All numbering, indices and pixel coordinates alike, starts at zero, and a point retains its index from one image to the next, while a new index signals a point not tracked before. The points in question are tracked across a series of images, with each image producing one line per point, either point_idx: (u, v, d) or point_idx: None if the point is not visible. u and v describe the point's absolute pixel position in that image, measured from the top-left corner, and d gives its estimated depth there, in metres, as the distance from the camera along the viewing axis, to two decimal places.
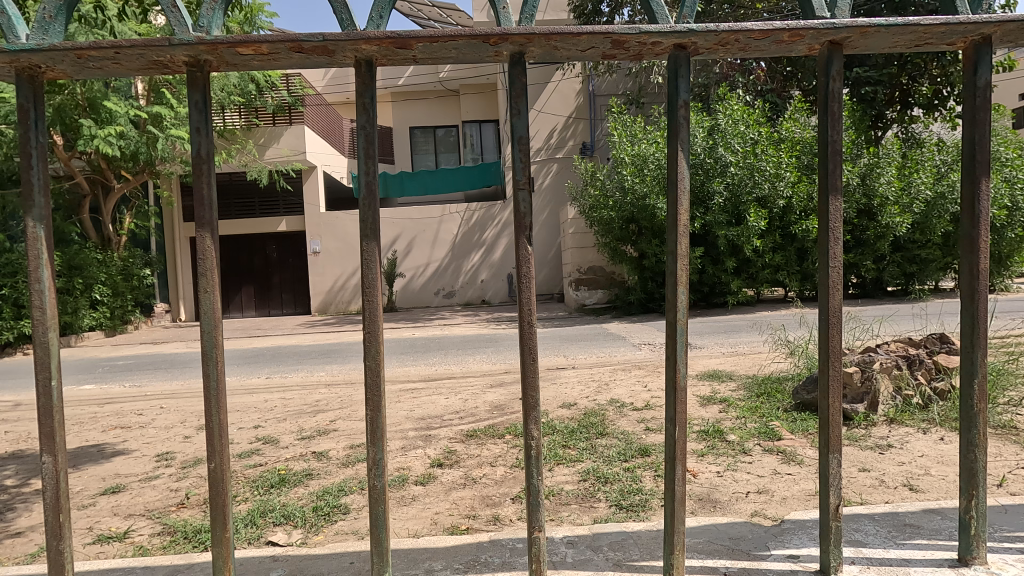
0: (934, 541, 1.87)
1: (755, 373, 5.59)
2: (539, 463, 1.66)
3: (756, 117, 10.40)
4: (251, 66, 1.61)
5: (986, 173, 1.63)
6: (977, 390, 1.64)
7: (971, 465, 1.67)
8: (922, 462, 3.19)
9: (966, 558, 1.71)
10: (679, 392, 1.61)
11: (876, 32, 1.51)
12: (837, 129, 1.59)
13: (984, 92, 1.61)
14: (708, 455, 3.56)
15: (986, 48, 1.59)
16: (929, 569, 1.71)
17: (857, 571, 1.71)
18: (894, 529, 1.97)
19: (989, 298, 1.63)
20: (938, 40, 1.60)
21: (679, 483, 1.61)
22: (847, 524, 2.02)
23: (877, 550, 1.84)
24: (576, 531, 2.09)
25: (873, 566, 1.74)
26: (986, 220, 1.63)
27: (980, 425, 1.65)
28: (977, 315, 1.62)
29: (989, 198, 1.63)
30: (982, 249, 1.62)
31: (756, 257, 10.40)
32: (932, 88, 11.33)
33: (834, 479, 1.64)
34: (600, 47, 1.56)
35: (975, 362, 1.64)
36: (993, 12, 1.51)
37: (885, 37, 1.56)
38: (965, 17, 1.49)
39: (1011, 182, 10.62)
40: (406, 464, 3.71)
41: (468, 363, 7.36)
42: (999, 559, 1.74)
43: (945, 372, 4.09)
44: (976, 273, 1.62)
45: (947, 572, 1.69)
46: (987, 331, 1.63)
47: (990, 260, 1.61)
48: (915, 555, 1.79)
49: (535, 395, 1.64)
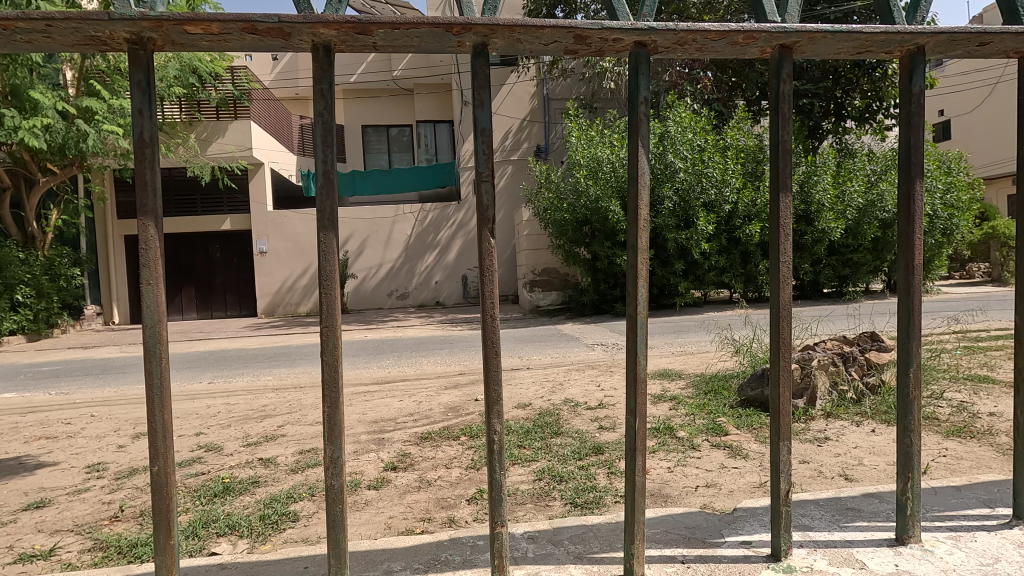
0: (874, 523, 1.99)
1: (703, 371, 5.80)
2: (501, 457, 1.65)
3: (703, 125, 10.80)
4: (199, 46, 1.54)
5: (920, 175, 1.75)
6: (911, 380, 1.75)
7: (907, 450, 1.78)
8: (855, 453, 3.38)
9: (903, 537, 1.82)
10: (638, 381, 1.64)
11: (823, 37, 1.59)
12: (787, 129, 1.68)
13: (918, 99, 1.72)
14: (659, 451, 3.66)
15: (920, 56, 1.70)
16: (869, 549, 1.81)
17: (805, 554, 1.80)
18: (837, 513, 2.08)
19: (923, 294, 1.75)
20: (877, 48, 1.70)
21: (640, 473, 1.65)
22: (795, 510, 2.11)
23: (823, 533, 1.93)
24: (537, 527, 2.11)
25: (819, 548, 1.83)
26: (920, 219, 1.74)
27: (916, 412, 1.76)
28: (913, 310, 1.74)
29: (923, 198, 1.75)
30: (916, 246, 1.73)
31: (703, 260, 10.76)
32: (863, 101, 12.05)
33: (784, 466, 1.72)
34: (563, 41, 1.57)
35: (910, 353, 1.75)
36: (927, 24, 1.62)
37: (830, 43, 1.65)
38: (903, 27, 1.59)
39: (932, 191, 11.47)
40: (358, 468, 3.63)
41: (422, 365, 7.28)
42: (932, 537, 1.87)
43: (876, 368, 4.37)
44: (910, 269, 1.74)
45: (886, 551, 1.79)
46: (921, 325, 1.75)
47: (923, 258, 1.72)
48: (857, 537, 1.89)
49: (499, 388, 1.64)
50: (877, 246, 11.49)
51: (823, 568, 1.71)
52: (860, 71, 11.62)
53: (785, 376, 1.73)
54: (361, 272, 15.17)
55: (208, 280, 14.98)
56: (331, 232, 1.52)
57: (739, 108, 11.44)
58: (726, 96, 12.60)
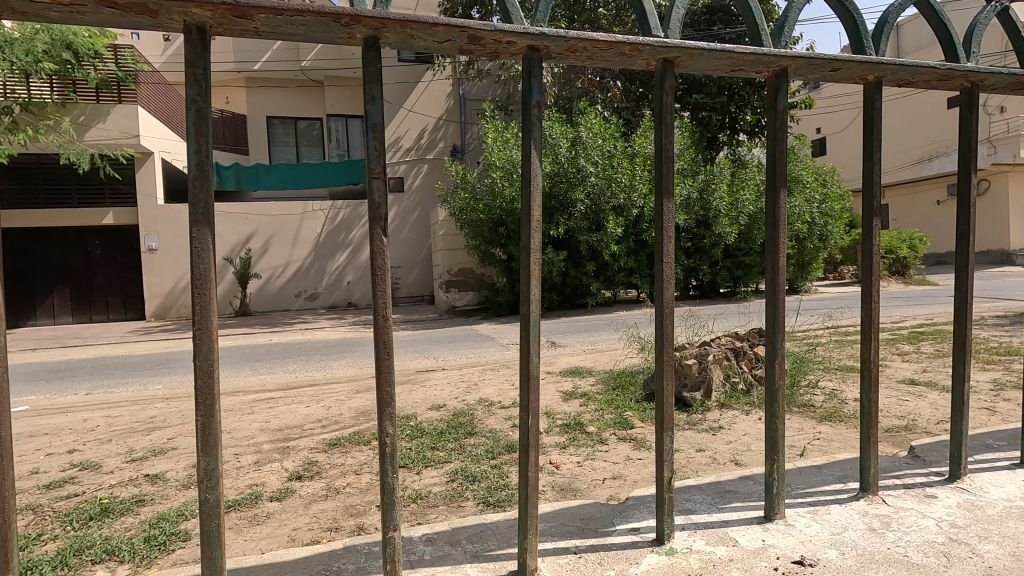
0: (747, 503, 2.17)
1: (611, 368, 6.05)
2: (394, 461, 1.61)
3: (612, 132, 11.28)
4: (48, 17, 1.38)
5: (783, 186, 1.92)
6: (777, 372, 1.93)
7: (773, 434, 1.95)
8: (744, 440, 3.68)
9: (770, 515, 1.99)
10: (533, 378, 1.68)
11: (701, 54, 1.72)
12: (669, 139, 1.78)
13: (782, 116, 1.90)
14: (569, 447, 3.77)
15: (784, 78, 1.88)
16: (742, 527, 1.97)
17: (686, 536, 1.92)
18: (716, 496, 2.25)
19: (785, 294, 1.92)
20: (748, 67, 1.85)
21: (532, 469, 1.68)
22: (680, 496, 2.25)
23: (703, 515, 2.08)
24: (435, 528, 2.09)
25: (699, 530, 1.96)
26: (783, 226, 1.92)
27: (780, 399, 1.94)
28: (777, 308, 1.91)
29: (785, 207, 1.92)
30: (780, 251, 1.91)
31: (613, 261, 11.21)
32: (754, 117, 13.14)
33: (667, 455, 1.82)
34: (457, 40, 1.56)
35: (776, 347, 1.92)
36: (790, 49, 1.79)
37: (707, 60, 1.77)
38: (768, 50, 1.75)
39: (811, 201, 12.73)
40: (260, 479, 3.42)
41: (332, 368, 7.00)
42: (795, 513, 2.06)
43: (763, 361, 4.78)
44: (776, 271, 1.91)
45: (755, 528, 1.95)
46: (784, 321, 1.93)
47: (785, 262, 1.90)
48: (732, 517, 2.05)
49: (390, 391, 1.61)
50: (766, 250, 12.57)
51: (701, 547, 1.84)
52: (751, 89, 12.69)
53: (670, 372, 1.84)
54: (265, 272, 14.33)
55: (86, 280, 13.49)
56: (206, 227, 1.42)
57: (646, 118, 12.06)
58: (634, 106, 13.23)
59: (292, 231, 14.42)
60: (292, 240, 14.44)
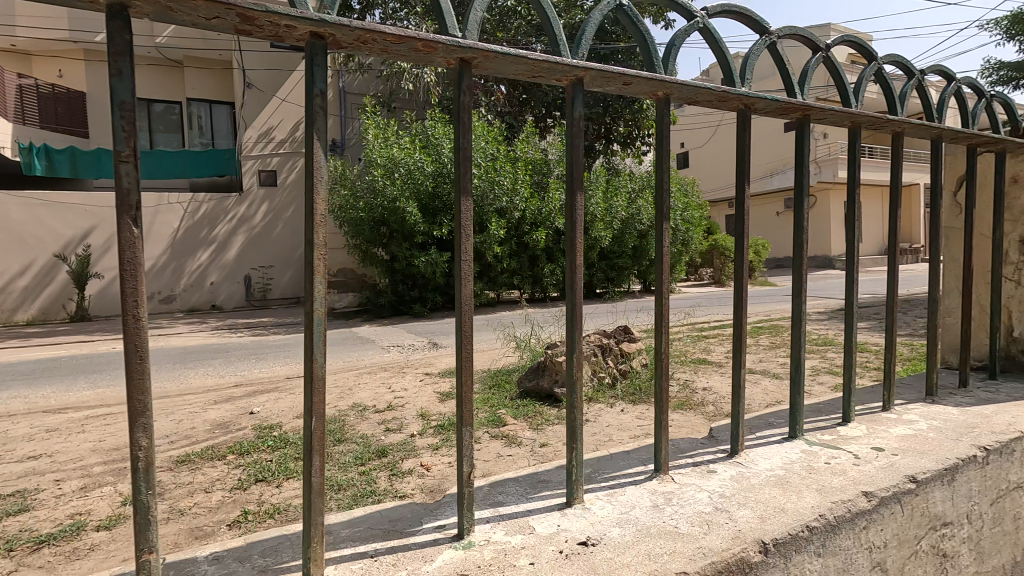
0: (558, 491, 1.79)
1: (490, 366, 6.16)
2: (151, 473, 1.21)
3: (495, 135, 11.43)
4: None
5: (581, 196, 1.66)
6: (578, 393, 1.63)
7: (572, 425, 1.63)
8: (607, 431, 3.91)
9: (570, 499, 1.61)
10: (317, 390, 1.32)
11: (497, 58, 1.48)
12: (466, 138, 1.49)
13: (577, 126, 1.66)
14: (442, 448, 3.75)
15: (579, 89, 1.66)
16: (544, 515, 1.57)
17: (487, 528, 1.52)
18: (530, 486, 1.85)
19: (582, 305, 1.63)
20: (547, 76, 1.61)
21: (317, 474, 1.31)
22: (490, 489, 1.83)
23: (511, 506, 1.67)
24: (227, 544, 1.62)
25: (502, 521, 1.56)
26: (579, 239, 1.64)
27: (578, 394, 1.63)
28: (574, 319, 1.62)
29: (579, 218, 1.65)
30: (577, 265, 1.63)
31: (496, 263, 11.37)
32: (626, 129, 14.07)
33: (467, 450, 1.50)
34: (227, 19, 1.21)
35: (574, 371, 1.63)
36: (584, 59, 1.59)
37: (504, 64, 1.53)
38: (560, 58, 1.53)
39: (674, 209, 13.94)
40: (85, 507, 2.98)
41: (187, 378, 6.33)
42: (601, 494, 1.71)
43: (627, 357, 5.13)
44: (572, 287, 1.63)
45: (554, 515, 1.57)
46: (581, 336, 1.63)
47: (581, 277, 1.63)
48: (537, 505, 1.66)
49: (144, 399, 1.18)
50: (636, 253, 13.49)
51: (499, 539, 1.44)
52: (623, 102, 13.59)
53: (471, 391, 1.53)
54: (108, 272, 12.57)
55: None
56: None
57: (527, 123, 12.44)
58: (517, 111, 13.58)
59: (143, 225, 12.85)
60: (142, 236, 12.86)
